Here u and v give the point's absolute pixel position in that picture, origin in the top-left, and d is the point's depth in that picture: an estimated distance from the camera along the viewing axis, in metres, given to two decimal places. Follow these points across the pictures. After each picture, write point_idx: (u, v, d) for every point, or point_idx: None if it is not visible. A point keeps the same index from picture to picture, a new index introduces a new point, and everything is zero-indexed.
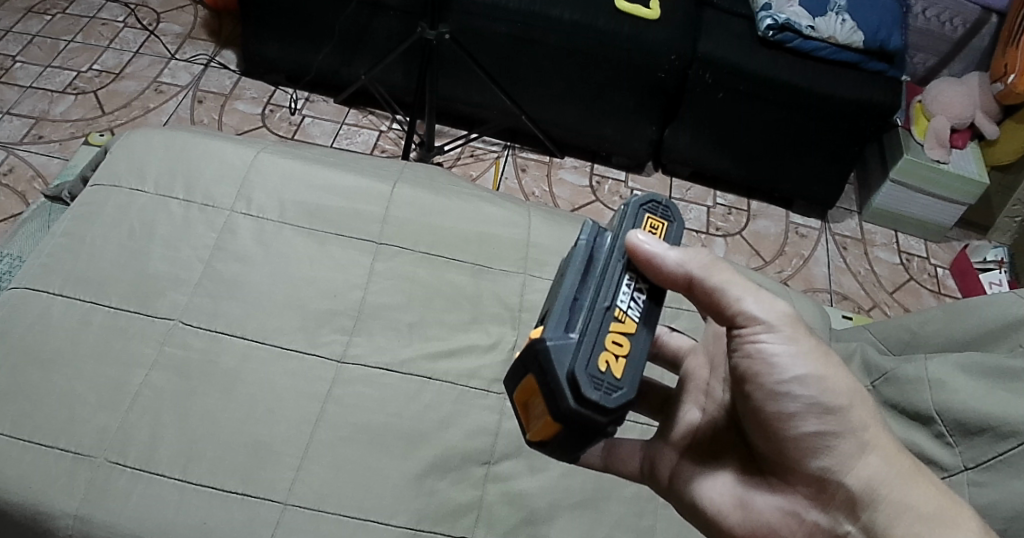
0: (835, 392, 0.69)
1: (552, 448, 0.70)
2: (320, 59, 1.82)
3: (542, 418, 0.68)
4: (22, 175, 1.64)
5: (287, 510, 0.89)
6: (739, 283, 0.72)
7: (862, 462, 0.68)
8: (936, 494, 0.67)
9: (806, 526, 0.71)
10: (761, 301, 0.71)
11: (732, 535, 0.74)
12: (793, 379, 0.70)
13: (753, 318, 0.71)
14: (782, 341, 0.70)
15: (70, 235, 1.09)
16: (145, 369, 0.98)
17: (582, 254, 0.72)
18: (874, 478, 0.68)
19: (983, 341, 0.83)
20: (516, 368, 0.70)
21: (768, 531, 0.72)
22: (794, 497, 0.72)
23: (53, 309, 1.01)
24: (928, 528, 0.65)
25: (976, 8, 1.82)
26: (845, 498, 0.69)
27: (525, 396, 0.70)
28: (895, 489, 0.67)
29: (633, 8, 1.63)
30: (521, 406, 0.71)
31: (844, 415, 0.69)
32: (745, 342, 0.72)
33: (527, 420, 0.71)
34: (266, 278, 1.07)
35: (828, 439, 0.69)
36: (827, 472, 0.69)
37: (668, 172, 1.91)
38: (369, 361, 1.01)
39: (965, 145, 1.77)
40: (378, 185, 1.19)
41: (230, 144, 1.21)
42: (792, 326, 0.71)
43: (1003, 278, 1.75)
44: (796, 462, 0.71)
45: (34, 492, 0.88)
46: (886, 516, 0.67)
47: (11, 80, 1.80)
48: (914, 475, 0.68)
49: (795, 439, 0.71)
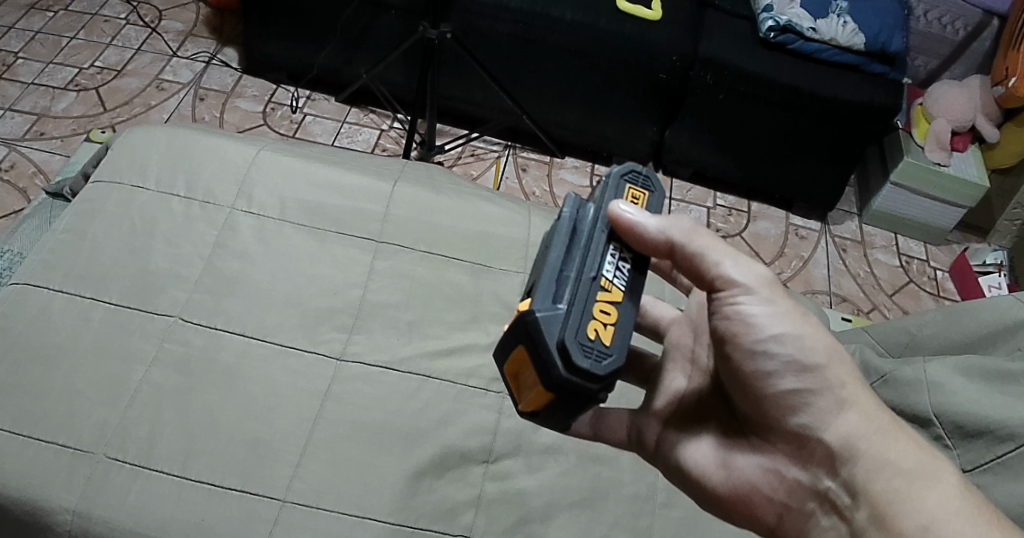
0: (812, 350, 0.72)
1: (545, 417, 0.70)
2: (322, 57, 1.82)
3: (534, 388, 0.68)
4: (23, 171, 1.64)
5: (286, 507, 0.90)
6: (717, 247, 0.73)
7: (839, 417, 0.70)
8: (915, 448, 0.68)
9: (787, 483, 0.74)
10: (738, 264, 0.73)
11: (716, 495, 0.78)
12: (772, 338, 0.72)
13: (731, 281, 0.73)
14: (760, 302, 0.73)
15: (71, 231, 1.09)
16: (146, 365, 0.98)
17: (565, 226, 0.72)
18: (853, 434, 0.69)
19: (983, 344, 0.84)
20: (505, 341, 0.71)
21: (749, 488, 0.76)
22: (776, 455, 0.75)
23: (54, 305, 1.02)
24: (907, 483, 0.66)
25: (978, 11, 1.81)
26: (824, 454, 0.71)
27: (516, 367, 0.70)
28: (873, 444, 0.69)
29: (634, 9, 1.63)
30: (512, 378, 0.72)
31: (821, 372, 0.71)
32: (724, 303, 0.74)
33: (519, 392, 0.72)
34: (266, 276, 1.07)
35: (805, 397, 0.72)
36: (806, 428, 0.72)
37: (669, 172, 1.90)
38: (369, 359, 1.02)
39: (965, 148, 1.77)
40: (379, 183, 1.20)
41: (231, 141, 1.22)
42: (770, 287, 0.73)
43: (1003, 281, 1.77)
44: (776, 421, 0.74)
45: (33, 487, 0.89)
46: (866, 470, 0.68)
47: (13, 77, 1.80)
48: (894, 431, 0.69)
49: (776, 398, 0.73)
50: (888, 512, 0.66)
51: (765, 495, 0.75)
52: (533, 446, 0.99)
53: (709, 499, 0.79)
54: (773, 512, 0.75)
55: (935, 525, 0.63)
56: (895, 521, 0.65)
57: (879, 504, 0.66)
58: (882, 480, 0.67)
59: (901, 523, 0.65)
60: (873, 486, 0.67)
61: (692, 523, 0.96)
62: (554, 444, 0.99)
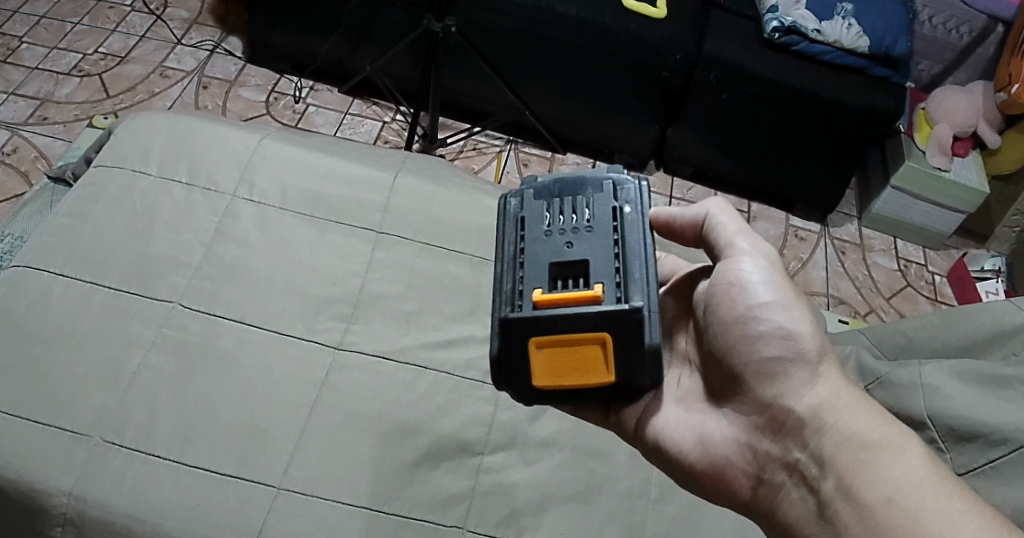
0: (799, 319, 0.71)
1: (570, 398, 0.70)
2: (326, 47, 1.82)
3: (603, 380, 0.69)
4: (27, 155, 1.64)
5: (280, 494, 0.90)
6: (738, 225, 0.76)
7: (810, 390, 0.68)
8: (884, 422, 0.64)
9: (759, 455, 0.71)
10: (750, 240, 0.75)
11: (692, 471, 0.75)
12: (761, 304, 0.72)
13: (738, 250, 0.75)
14: (761, 269, 0.73)
15: (73, 214, 1.10)
16: (144, 349, 0.98)
17: (620, 220, 0.74)
18: (822, 405, 0.67)
19: (979, 348, 0.84)
20: (572, 320, 0.68)
21: (724, 462, 0.73)
22: (748, 427, 0.72)
23: (53, 288, 1.02)
24: (872, 455, 0.62)
25: (982, 16, 1.81)
26: (795, 424, 0.68)
27: (578, 354, 0.69)
28: (842, 417, 0.65)
29: (638, 6, 1.61)
30: (550, 353, 0.69)
31: (803, 345, 0.69)
32: (727, 269, 0.75)
33: (548, 368, 0.69)
34: (266, 264, 1.08)
35: (784, 365, 0.70)
36: (776, 401, 0.70)
37: (669, 171, 1.91)
38: (367, 349, 1.02)
39: (966, 153, 1.77)
40: (380, 173, 1.20)
41: (234, 129, 1.22)
42: (772, 262, 0.74)
43: (1000, 287, 1.77)
44: (750, 394, 0.72)
45: (29, 469, 0.89)
46: (833, 441, 0.65)
47: (18, 62, 1.81)
48: (862, 404, 0.66)
49: (754, 366, 0.71)
50: (853, 483, 0.62)
51: (739, 469, 0.72)
52: (528, 439, 0.99)
53: (686, 474, 0.76)
54: (747, 486, 0.71)
55: (898, 495, 0.59)
56: (860, 492, 0.61)
57: (846, 475, 0.62)
58: (847, 451, 0.63)
59: (864, 494, 0.60)
60: (840, 457, 0.64)
61: (686, 519, 0.96)
62: (550, 438, 1.00)
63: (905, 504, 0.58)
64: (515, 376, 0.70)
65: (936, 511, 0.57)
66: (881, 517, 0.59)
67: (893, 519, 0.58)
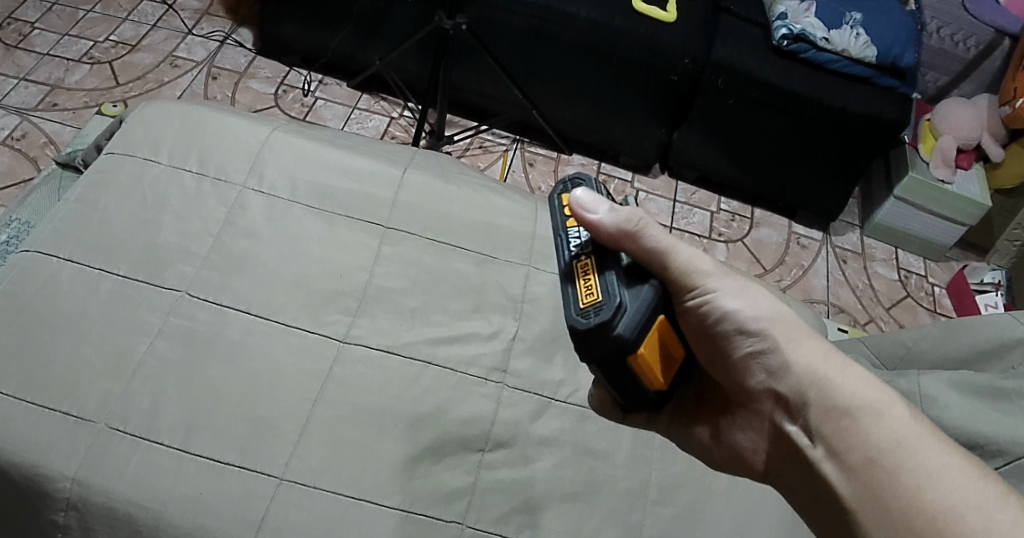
0: (760, 311, 0.71)
1: (625, 375, 0.72)
2: (337, 41, 1.82)
3: (654, 383, 0.73)
4: (35, 141, 1.64)
5: (282, 485, 0.90)
6: (666, 235, 0.70)
7: (790, 369, 0.69)
8: (866, 384, 0.65)
9: (764, 434, 0.74)
10: (690, 255, 0.71)
11: (722, 455, 0.81)
12: (726, 313, 0.71)
13: (696, 275, 0.71)
14: (729, 289, 0.71)
15: (83, 201, 1.10)
16: (150, 337, 0.99)
17: None
18: (803, 382, 0.68)
19: (976, 361, 0.85)
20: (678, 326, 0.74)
21: (740, 445, 0.77)
22: (749, 411, 0.75)
23: (62, 274, 1.02)
24: (853, 420, 0.63)
25: (991, 30, 1.82)
26: (785, 404, 0.70)
27: (662, 354, 0.73)
28: (823, 389, 0.66)
29: (648, 9, 1.64)
30: (656, 336, 0.71)
31: (768, 334, 0.70)
32: (702, 301, 0.72)
33: (649, 348, 0.71)
34: (274, 256, 1.08)
35: (759, 357, 0.71)
36: (763, 387, 0.71)
37: (674, 174, 1.92)
38: (373, 343, 1.03)
39: (969, 165, 1.79)
40: (390, 168, 1.21)
41: (245, 120, 1.23)
42: (719, 271, 0.72)
43: (999, 300, 1.77)
44: (739, 382, 0.74)
45: (33, 453, 0.89)
46: (818, 413, 0.66)
47: (29, 47, 1.81)
48: (843, 371, 0.66)
49: (739, 363, 0.73)
50: (841, 447, 0.63)
51: (752, 449, 0.76)
52: (530, 437, 1.00)
53: (715, 458, 0.82)
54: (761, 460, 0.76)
55: (880, 456, 0.60)
56: (846, 456, 0.63)
57: (832, 441, 0.64)
58: (832, 420, 0.65)
59: (848, 458, 0.62)
60: (824, 426, 0.65)
61: (682, 521, 0.97)
62: (550, 437, 1.00)
63: (886, 465, 0.60)
64: (640, 326, 0.69)
65: (915, 468, 0.59)
66: (867, 478, 0.61)
67: (875, 478, 0.60)
